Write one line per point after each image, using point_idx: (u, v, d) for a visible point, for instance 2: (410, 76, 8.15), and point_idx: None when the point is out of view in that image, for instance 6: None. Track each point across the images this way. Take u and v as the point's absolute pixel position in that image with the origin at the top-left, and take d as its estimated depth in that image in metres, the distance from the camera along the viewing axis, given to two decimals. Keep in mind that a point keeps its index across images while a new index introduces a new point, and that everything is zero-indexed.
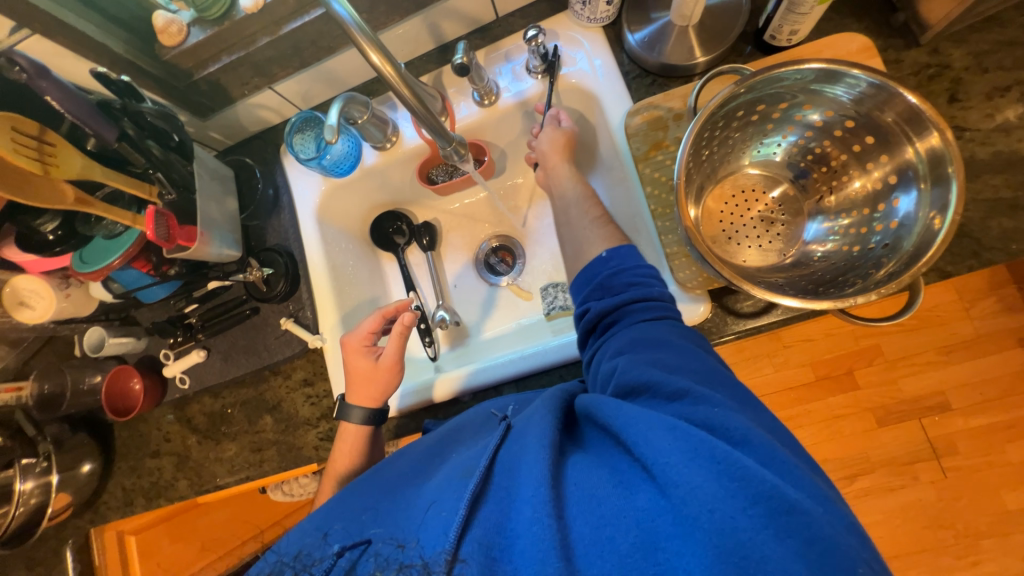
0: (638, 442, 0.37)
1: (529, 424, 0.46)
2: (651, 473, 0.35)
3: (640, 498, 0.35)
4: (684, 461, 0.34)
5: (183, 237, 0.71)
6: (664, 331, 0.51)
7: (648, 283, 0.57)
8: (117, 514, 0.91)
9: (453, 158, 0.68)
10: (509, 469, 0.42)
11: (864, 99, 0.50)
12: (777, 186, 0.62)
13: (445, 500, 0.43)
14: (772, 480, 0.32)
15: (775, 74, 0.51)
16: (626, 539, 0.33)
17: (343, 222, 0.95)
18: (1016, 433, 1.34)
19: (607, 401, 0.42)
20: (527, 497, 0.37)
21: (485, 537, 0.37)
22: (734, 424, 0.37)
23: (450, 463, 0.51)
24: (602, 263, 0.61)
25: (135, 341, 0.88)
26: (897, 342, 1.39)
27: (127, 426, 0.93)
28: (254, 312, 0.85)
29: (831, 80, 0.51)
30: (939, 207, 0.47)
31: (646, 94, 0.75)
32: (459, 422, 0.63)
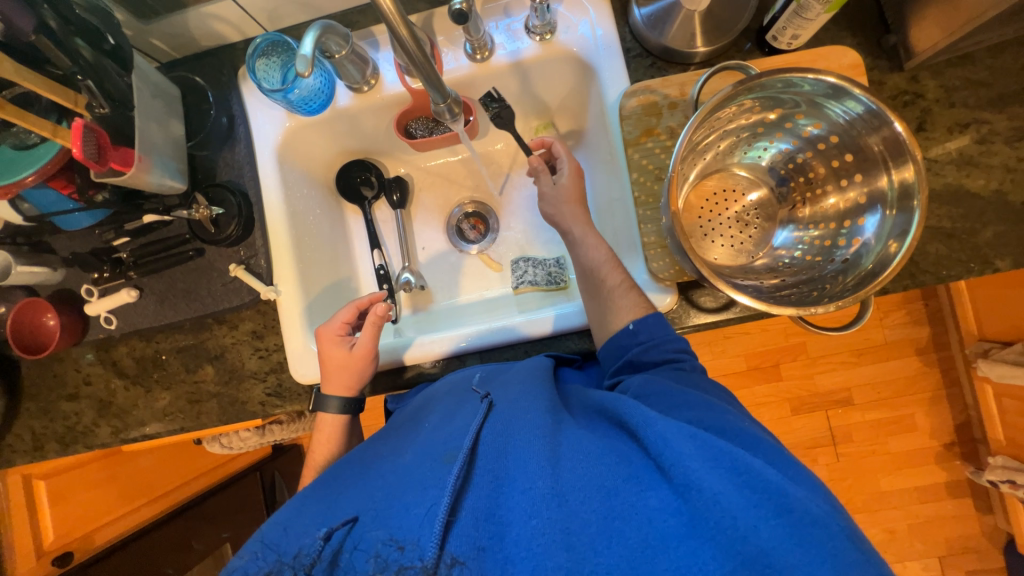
0: (657, 443, 0.41)
1: (517, 409, 0.50)
2: (667, 474, 0.40)
3: (652, 497, 0.39)
4: (706, 465, 0.39)
5: (116, 159, 0.62)
6: (695, 384, 0.56)
7: (680, 357, 0.61)
8: (25, 459, 0.83)
9: (445, 117, 0.64)
10: (500, 455, 0.45)
11: (856, 121, 0.52)
12: (756, 190, 0.64)
13: (428, 483, 0.44)
14: (788, 489, 0.37)
15: (782, 78, 0.51)
16: (637, 534, 0.37)
17: (308, 165, 0.87)
18: (899, 428, 1.55)
19: (627, 401, 0.47)
20: (524, 490, 0.42)
21: (478, 525, 0.40)
22: (756, 443, 0.44)
23: (423, 443, 0.52)
24: (630, 335, 0.62)
25: (49, 272, 0.78)
26: (819, 342, 1.55)
27: (38, 365, 0.83)
28: (198, 254, 0.77)
29: (842, 96, 0.51)
30: (898, 233, 0.50)
31: (644, 76, 0.74)
32: (429, 394, 0.68)
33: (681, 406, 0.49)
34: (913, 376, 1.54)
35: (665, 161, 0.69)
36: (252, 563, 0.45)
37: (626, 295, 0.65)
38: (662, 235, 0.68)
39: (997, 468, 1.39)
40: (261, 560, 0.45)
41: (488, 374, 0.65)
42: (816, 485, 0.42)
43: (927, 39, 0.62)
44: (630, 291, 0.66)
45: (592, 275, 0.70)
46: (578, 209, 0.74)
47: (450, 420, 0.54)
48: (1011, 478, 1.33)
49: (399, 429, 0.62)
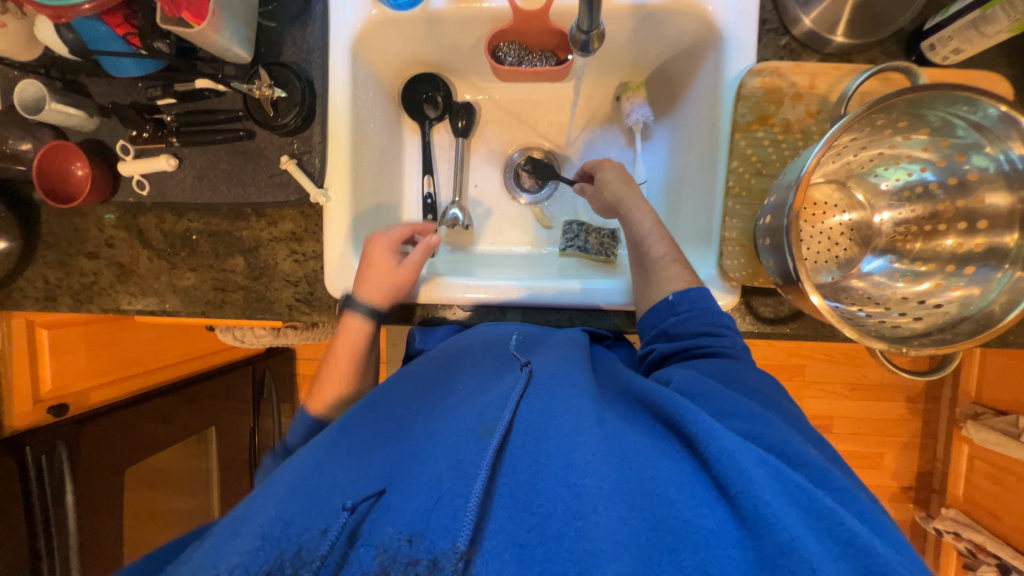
0: (723, 462, 0.39)
1: (559, 391, 0.49)
2: (730, 497, 0.38)
3: (709, 517, 0.37)
4: (780, 499, 0.37)
5: (191, 9, 0.55)
6: (739, 379, 0.53)
7: (718, 331, 0.58)
8: (35, 307, 0.80)
9: (579, 48, 0.57)
10: (542, 439, 0.43)
11: (1016, 169, 0.48)
12: (856, 211, 0.61)
13: (464, 458, 0.42)
14: (868, 539, 0.35)
15: (963, 97, 0.47)
16: (690, 558, 0.35)
17: (379, 67, 0.79)
18: (865, 463, 1.61)
19: (686, 403, 0.45)
20: (567, 483, 0.40)
21: (514, 515, 0.38)
22: (823, 474, 0.42)
23: (456, 412, 0.50)
24: (668, 307, 0.61)
25: (85, 118, 0.72)
26: (819, 368, 1.56)
27: (60, 215, 0.79)
28: (249, 136, 0.72)
29: (1011, 135, 0.48)
30: (1008, 297, 0.49)
31: (772, 55, 0.67)
32: (465, 340, 0.65)
33: (735, 414, 0.47)
34: (897, 420, 1.58)
35: (771, 155, 0.64)
36: (252, 561, 0.39)
37: (675, 267, 0.65)
38: (745, 234, 0.65)
39: (946, 519, 1.46)
40: (261, 556, 0.39)
41: (525, 341, 0.62)
42: (885, 525, 0.41)
43: None
44: (674, 263, 0.65)
45: (638, 248, 0.69)
46: (628, 187, 0.74)
47: (486, 392, 0.52)
48: (958, 530, 1.40)
49: (426, 384, 0.59)
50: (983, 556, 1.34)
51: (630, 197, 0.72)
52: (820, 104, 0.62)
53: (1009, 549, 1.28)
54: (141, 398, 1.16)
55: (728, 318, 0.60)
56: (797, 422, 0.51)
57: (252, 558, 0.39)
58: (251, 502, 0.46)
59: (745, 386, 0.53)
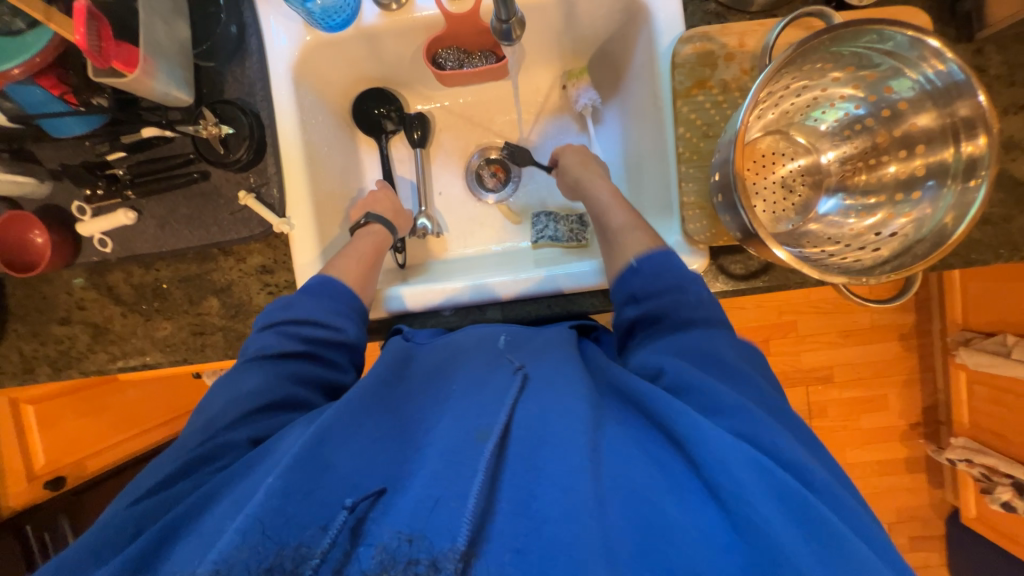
0: (712, 465, 0.40)
1: (556, 392, 0.48)
2: (720, 499, 0.39)
3: (695, 519, 0.38)
4: (768, 499, 0.38)
5: (121, 59, 0.55)
6: (710, 345, 0.53)
7: (683, 287, 0.59)
8: (14, 381, 0.79)
9: (505, 38, 0.59)
10: (538, 444, 0.43)
11: (937, 90, 0.50)
12: (803, 155, 0.62)
13: (460, 462, 0.43)
14: (845, 532, 0.37)
15: (874, 28, 0.48)
16: (677, 557, 0.36)
17: (324, 90, 0.80)
18: (870, 406, 1.63)
19: (677, 404, 0.45)
20: (562, 484, 0.40)
21: (512, 521, 0.39)
22: (813, 469, 0.42)
23: (452, 413, 0.49)
24: (632, 272, 0.62)
25: (36, 184, 0.71)
26: (810, 321, 1.58)
27: (26, 285, 0.78)
28: (203, 177, 0.72)
29: (925, 56, 0.49)
30: (956, 211, 0.49)
31: (701, 21, 0.68)
32: (456, 342, 0.62)
33: (724, 405, 0.47)
34: (893, 359, 1.60)
35: (714, 117, 0.65)
36: (258, 554, 0.37)
37: (637, 234, 0.66)
38: (703, 196, 0.66)
39: (958, 448, 1.48)
40: (268, 548, 0.38)
41: (513, 339, 0.60)
42: (865, 520, 0.41)
43: (1004, 9, 0.59)
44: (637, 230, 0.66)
45: (602, 222, 0.71)
46: (584, 166, 0.77)
47: (479, 394, 0.50)
48: (969, 457, 1.43)
49: (424, 387, 0.57)
50: (997, 478, 1.36)
51: (586, 176, 0.75)
52: (752, 60, 0.64)
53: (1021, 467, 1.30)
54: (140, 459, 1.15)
55: (692, 274, 0.60)
56: (783, 406, 0.51)
57: (245, 556, 0.37)
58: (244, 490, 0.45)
59: (723, 361, 0.52)
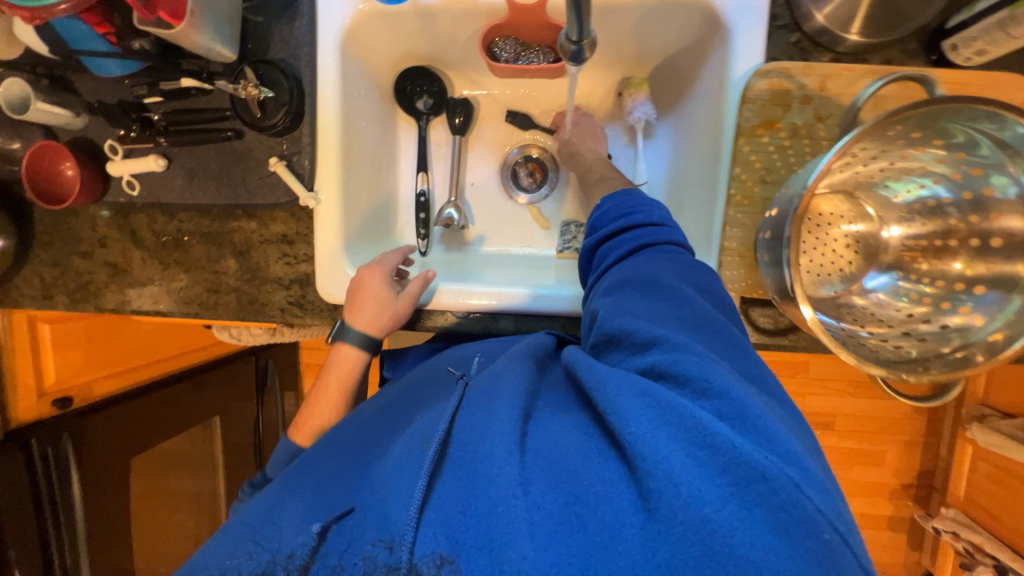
0: (610, 410, 0.37)
1: (489, 379, 0.47)
2: (620, 443, 0.36)
3: (608, 469, 0.36)
4: (659, 432, 0.35)
5: (168, 10, 0.53)
6: (652, 267, 0.51)
7: (635, 211, 0.57)
8: (33, 305, 0.81)
9: (566, 58, 0.54)
10: (467, 437, 0.40)
11: None
12: (863, 222, 0.59)
13: (405, 470, 0.41)
14: (734, 442, 0.33)
15: (990, 113, 0.44)
16: (593, 518, 0.33)
17: (371, 62, 0.76)
18: (866, 460, 1.60)
19: (585, 361, 0.43)
20: (492, 477, 0.36)
21: (446, 515, 0.36)
22: (715, 377, 0.38)
23: (413, 426, 0.49)
24: (599, 211, 0.62)
25: (72, 117, 0.70)
26: (823, 365, 1.54)
27: (53, 214, 0.78)
28: (237, 136, 0.70)
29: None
30: (1010, 328, 0.47)
31: (782, 54, 0.63)
32: (420, 374, 0.64)
33: (642, 343, 0.43)
34: (900, 418, 1.56)
35: (776, 162, 0.61)
36: (246, 563, 0.41)
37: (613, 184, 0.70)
38: (745, 244, 0.63)
39: (946, 519, 1.45)
40: (255, 560, 0.41)
41: (485, 361, 0.60)
42: (776, 426, 0.36)
43: None
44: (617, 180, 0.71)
45: (586, 172, 0.76)
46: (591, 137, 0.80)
47: (433, 410, 0.49)
48: (957, 530, 1.40)
49: (398, 409, 0.58)
50: (981, 556, 1.33)
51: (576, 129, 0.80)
52: (830, 108, 0.59)
53: (1009, 552, 1.27)
54: (146, 389, 1.19)
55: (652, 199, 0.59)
56: (718, 318, 0.46)
57: (243, 560, 0.41)
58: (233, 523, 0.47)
59: (653, 279, 0.49)
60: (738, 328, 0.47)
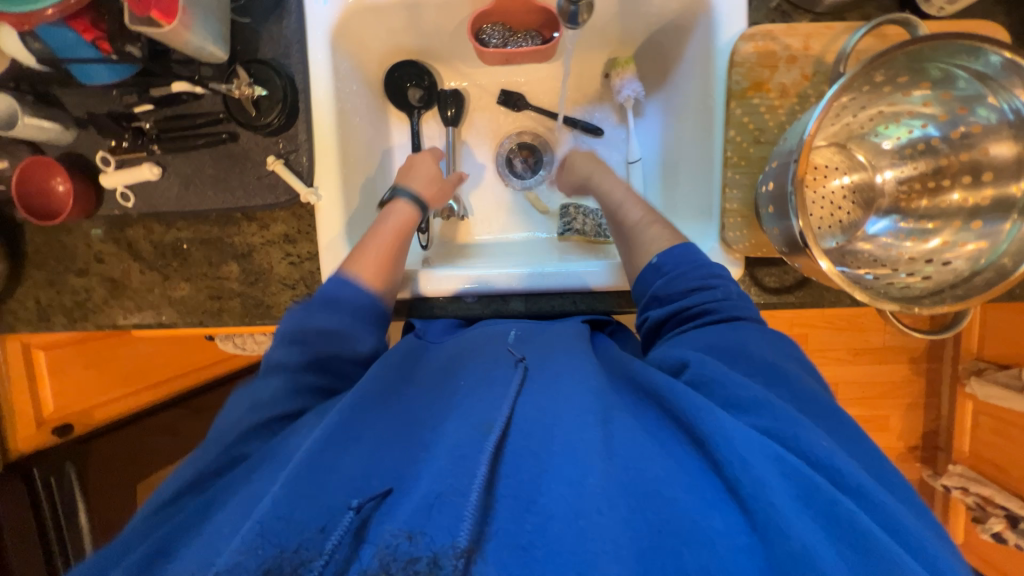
0: (734, 463, 0.38)
1: (558, 385, 0.47)
2: (742, 500, 0.37)
3: (715, 518, 0.36)
4: (792, 501, 0.36)
5: (160, 8, 0.54)
6: (735, 340, 0.51)
7: (712, 282, 0.57)
8: (29, 328, 0.79)
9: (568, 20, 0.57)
10: (546, 433, 0.42)
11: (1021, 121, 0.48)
12: (856, 172, 0.61)
13: (466, 455, 0.40)
14: (888, 546, 0.34)
15: (964, 46, 0.47)
16: (694, 559, 0.34)
17: (359, 58, 0.77)
18: (871, 426, 1.62)
19: (697, 400, 0.43)
20: (573, 479, 0.38)
21: (517, 514, 0.37)
22: (849, 471, 0.39)
23: (459, 406, 0.47)
24: (655, 271, 0.60)
25: (60, 131, 0.69)
26: (822, 336, 1.56)
27: (45, 232, 0.77)
28: (232, 138, 0.70)
29: (1014, 83, 0.48)
30: (1017, 249, 0.48)
31: (765, 18, 0.65)
32: (460, 341, 0.62)
33: (752, 404, 0.43)
34: (900, 382, 1.59)
35: (768, 122, 0.62)
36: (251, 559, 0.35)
37: (653, 229, 0.65)
38: (745, 205, 0.64)
39: (954, 475, 1.48)
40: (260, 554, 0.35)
41: (523, 335, 0.60)
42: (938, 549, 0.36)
43: None
44: (653, 224, 0.65)
45: (613, 216, 0.70)
46: (596, 165, 0.75)
47: (485, 388, 0.48)
48: (965, 485, 1.42)
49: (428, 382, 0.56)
50: (991, 509, 1.35)
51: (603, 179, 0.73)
52: (815, 65, 0.61)
53: (1017, 500, 1.29)
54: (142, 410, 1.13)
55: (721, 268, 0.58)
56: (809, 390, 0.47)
57: (248, 555, 0.35)
58: (251, 489, 0.43)
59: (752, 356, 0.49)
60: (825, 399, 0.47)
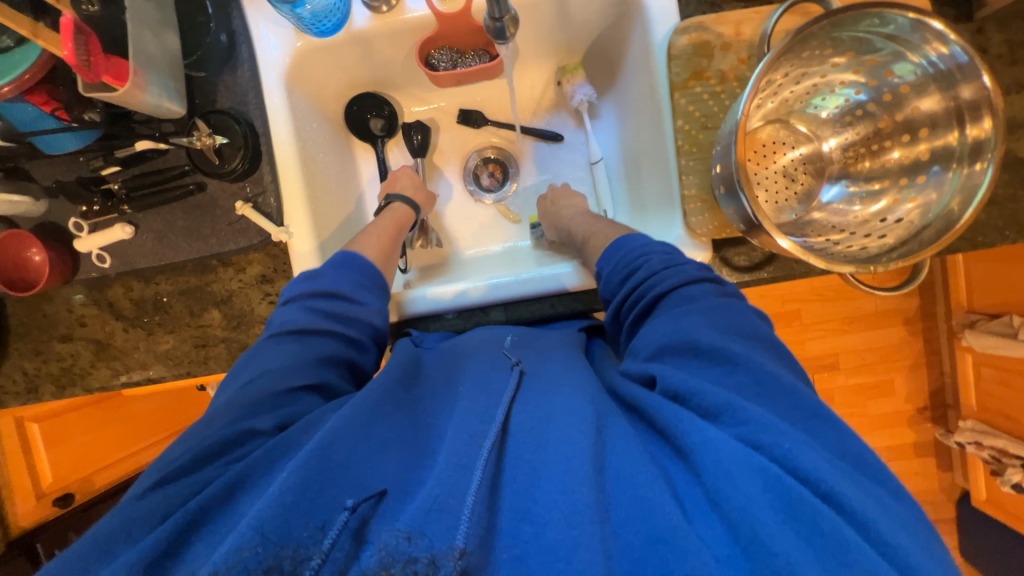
0: (720, 477, 0.37)
1: (552, 394, 0.46)
2: (726, 514, 0.36)
3: (699, 531, 0.36)
4: (779, 519, 0.35)
5: (110, 72, 0.56)
6: (682, 317, 0.51)
7: (644, 259, 0.59)
8: (19, 401, 0.79)
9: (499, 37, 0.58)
10: (542, 439, 0.41)
11: (940, 75, 0.50)
12: (804, 145, 0.63)
13: (464, 463, 0.40)
14: (872, 558, 0.33)
15: (874, 13, 0.49)
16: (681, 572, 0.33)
17: (316, 97, 0.79)
18: (877, 392, 1.62)
19: (688, 414, 0.42)
20: (567, 485, 0.37)
21: (511, 525, 0.37)
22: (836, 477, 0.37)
23: (457, 410, 0.47)
24: (601, 278, 0.63)
25: (31, 203, 0.71)
26: (814, 309, 1.57)
27: (26, 304, 0.78)
28: (199, 189, 0.71)
29: (924, 39, 0.50)
30: (962, 196, 0.50)
31: (696, 11, 0.68)
32: (459, 345, 0.62)
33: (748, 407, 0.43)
34: (898, 344, 1.59)
35: (713, 108, 0.64)
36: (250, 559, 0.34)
37: (607, 236, 0.67)
38: (704, 189, 0.65)
39: (966, 431, 1.47)
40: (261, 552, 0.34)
41: (519, 341, 0.60)
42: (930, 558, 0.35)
43: None
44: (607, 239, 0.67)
45: (571, 238, 0.74)
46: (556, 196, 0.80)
47: (482, 393, 0.48)
48: (978, 439, 1.41)
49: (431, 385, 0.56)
50: (1008, 460, 1.35)
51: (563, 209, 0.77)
52: (749, 49, 0.63)
53: None
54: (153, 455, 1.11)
55: (655, 247, 0.60)
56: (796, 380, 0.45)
57: (245, 556, 0.34)
58: (255, 489, 0.42)
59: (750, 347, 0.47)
60: (807, 386, 0.46)
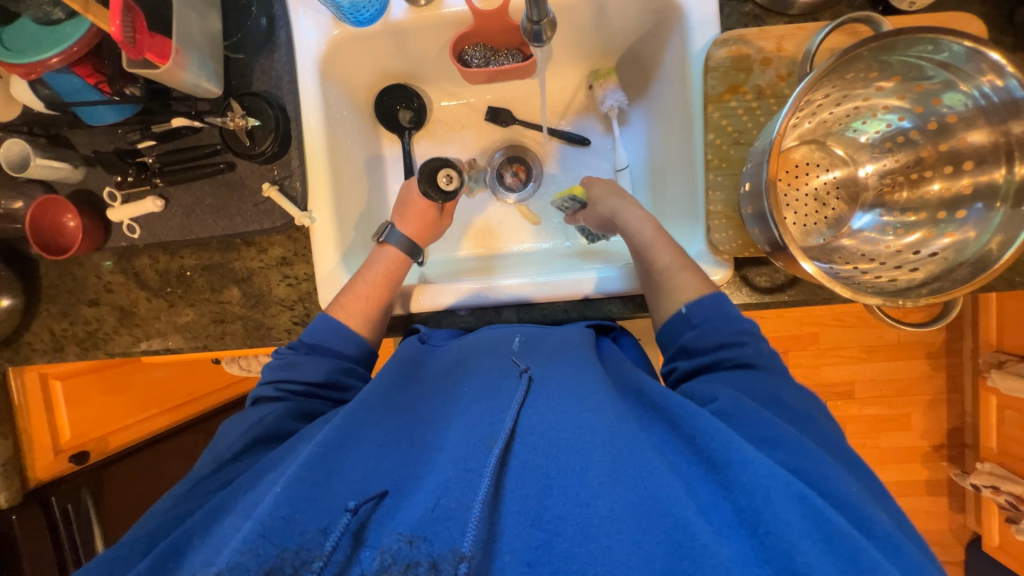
0: (754, 497, 0.37)
1: (565, 400, 0.46)
2: (757, 533, 0.36)
3: (728, 547, 0.35)
4: (813, 543, 0.34)
5: (154, 50, 0.58)
6: (773, 396, 0.49)
7: (743, 340, 0.53)
8: (44, 358, 0.82)
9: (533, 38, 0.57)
10: (554, 448, 0.41)
11: (992, 109, 0.49)
12: (840, 168, 0.61)
13: (471, 468, 0.40)
14: None
15: (927, 39, 0.47)
16: None
17: (348, 85, 0.80)
18: (892, 425, 1.57)
19: (719, 429, 0.41)
20: (580, 499, 0.37)
21: (523, 530, 0.36)
22: (875, 520, 0.38)
23: (465, 415, 0.47)
24: (683, 322, 0.58)
25: (70, 170, 0.73)
26: (833, 334, 1.52)
27: (58, 266, 0.80)
28: (229, 168, 0.73)
29: (980, 70, 0.48)
30: (1003, 237, 0.48)
31: (738, 23, 0.66)
32: (468, 345, 0.61)
33: (772, 441, 0.43)
34: (919, 378, 1.54)
35: (747, 124, 0.63)
36: (252, 559, 0.35)
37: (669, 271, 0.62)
38: (730, 206, 0.64)
39: (984, 474, 1.41)
40: (261, 554, 0.36)
41: (528, 341, 0.59)
42: None
43: None
44: (683, 270, 0.61)
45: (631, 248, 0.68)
46: (620, 199, 0.72)
47: (490, 398, 0.48)
48: (996, 483, 1.35)
49: (435, 389, 0.56)
50: None
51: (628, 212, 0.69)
52: (789, 66, 0.62)
53: None
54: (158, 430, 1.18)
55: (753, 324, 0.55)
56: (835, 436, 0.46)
57: (252, 555, 0.36)
58: (257, 495, 0.44)
59: (780, 401, 0.49)
60: (835, 438, 0.48)
